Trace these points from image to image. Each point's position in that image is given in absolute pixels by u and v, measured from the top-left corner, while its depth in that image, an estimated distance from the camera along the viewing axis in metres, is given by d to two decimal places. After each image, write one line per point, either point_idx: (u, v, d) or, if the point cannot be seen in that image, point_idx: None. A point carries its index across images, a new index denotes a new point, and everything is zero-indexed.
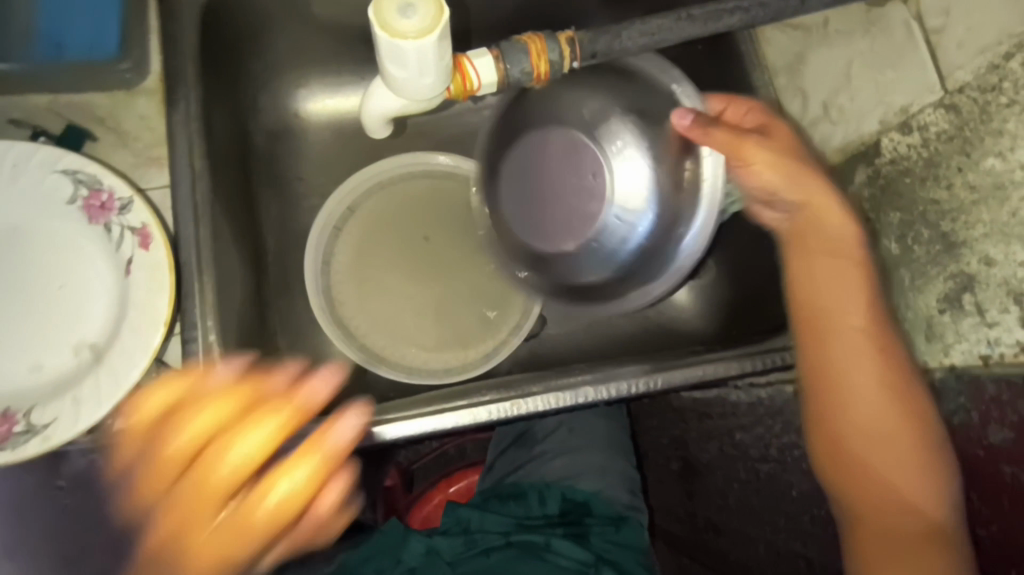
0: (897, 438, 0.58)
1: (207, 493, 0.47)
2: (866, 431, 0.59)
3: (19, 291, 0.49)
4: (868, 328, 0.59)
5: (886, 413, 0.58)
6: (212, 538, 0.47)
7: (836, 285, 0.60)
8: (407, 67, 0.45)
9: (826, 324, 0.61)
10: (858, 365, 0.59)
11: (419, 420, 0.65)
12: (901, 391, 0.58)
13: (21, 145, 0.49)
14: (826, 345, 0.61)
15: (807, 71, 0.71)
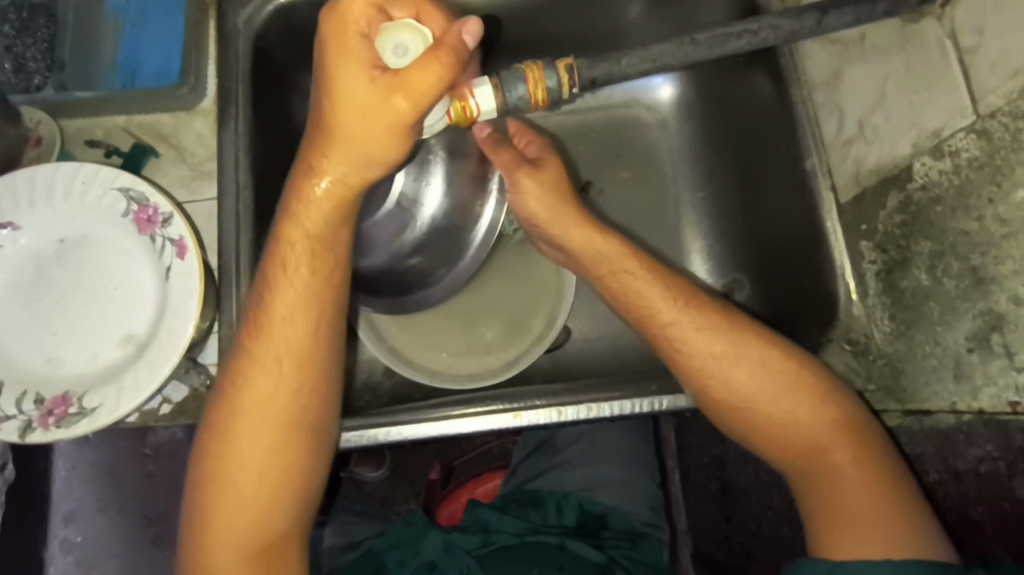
0: (801, 411, 0.63)
1: (254, 451, 0.58)
2: (777, 419, 0.63)
3: (81, 292, 0.56)
4: (745, 331, 0.66)
5: (783, 399, 0.64)
6: (252, 483, 0.58)
7: (708, 314, 0.67)
8: (406, 100, 0.47)
9: (717, 341, 0.65)
10: (745, 370, 0.64)
11: (426, 423, 0.69)
12: (788, 376, 0.64)
13: (88, 165, 0.56)
14: (721, 360, 0.65)
15: (843, 88, 0.68)
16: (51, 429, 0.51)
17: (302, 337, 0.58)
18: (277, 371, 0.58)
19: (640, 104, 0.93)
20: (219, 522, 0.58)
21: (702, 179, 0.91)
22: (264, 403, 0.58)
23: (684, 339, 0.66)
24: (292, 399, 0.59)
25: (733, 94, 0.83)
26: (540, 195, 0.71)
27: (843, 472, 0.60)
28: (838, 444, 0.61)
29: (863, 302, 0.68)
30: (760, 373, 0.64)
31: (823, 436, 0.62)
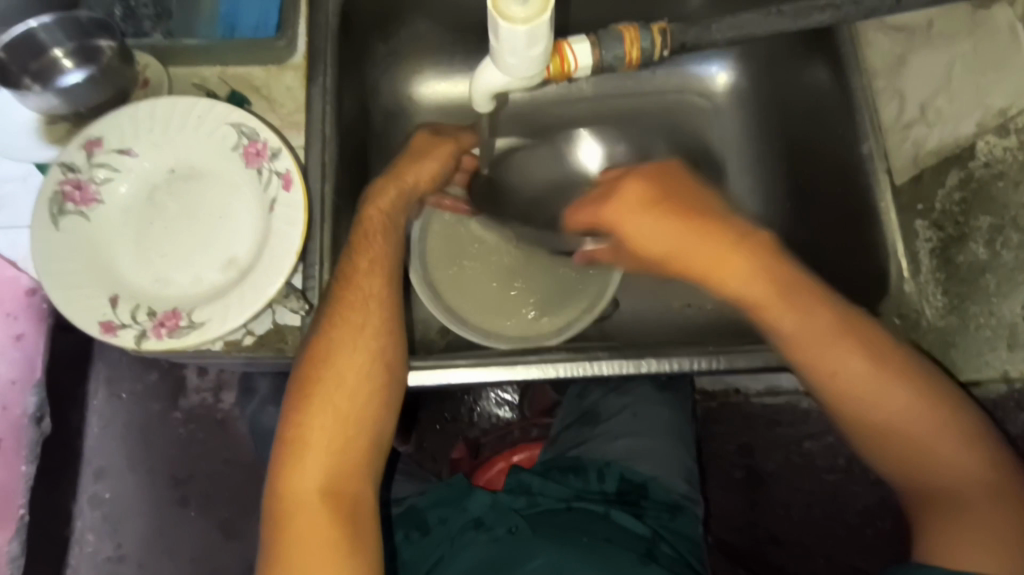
0: (902, 402, 0.61)
1: (350, 374, 0.64)
2: (900, 426, 0.62)
3: (189, 218, 0.60)
4: (868, 333, 0.63)
5: (904, 405, 0.61)
6: (345, 404, 0.63)
7: (833, 320, 0.63)
8: (514, 49, 0.50)
9: (839, 342, 0.62)
10: (870, 373, 0.62)
11: (498, 369, 0.74)
12: (908, 384, 0.62)
13: (205, 100, 0.60)
14: (845, 361, 0.62)
15: (906, 74, 0.72)
16: (164, 338, 0.56)
17: (382, 281, 0.68)
18: (369, 304, 0.66)
19: (694, 90, 0.97)
20: (311, 433, 0.62)
21: (752, 165, 0.94)
22: (357, 338, 0.65)
23: (803, 347, 0.63)
24: (378, 335, 0.66)
25: (790, 82, 0.86)
26: (632, 211, 0.64)
27: (955, 475, 0.60)
28: (951, 449, 0.61)
29: (914, 278, 0.70)
30: (874, 383, 0.62)
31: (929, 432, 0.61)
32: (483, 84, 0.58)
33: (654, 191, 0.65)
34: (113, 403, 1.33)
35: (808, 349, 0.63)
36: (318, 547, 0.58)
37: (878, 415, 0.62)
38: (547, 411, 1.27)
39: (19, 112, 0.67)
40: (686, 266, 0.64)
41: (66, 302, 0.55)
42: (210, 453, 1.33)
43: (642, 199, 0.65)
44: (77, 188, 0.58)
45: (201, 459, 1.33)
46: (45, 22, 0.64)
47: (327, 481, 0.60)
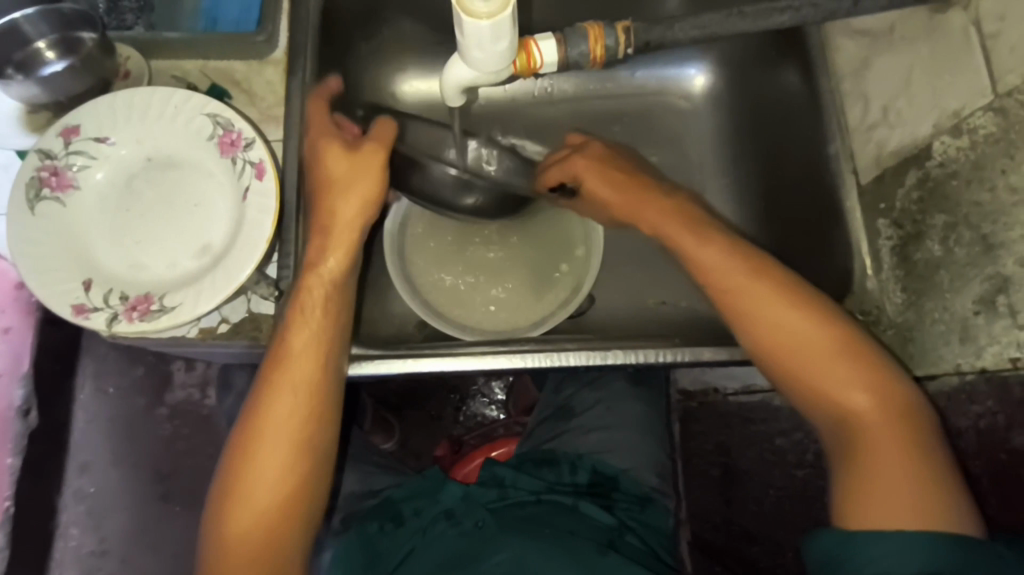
0: (843, 373, 0.60)
1: (292, 384, 0.63)
2: (820, 384, 0.61)
3: (165, 206, 0.62)
4: (798, 290, 0.64)
5: (830, 359, 0.61)
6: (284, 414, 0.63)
7: (757, 278, 0.65)
8: (478, 42, 0.51)
9: (764, 293, 0.64)
10: (799, 325, 0.62)
11: (466, 360, 0.75)
12: (836, 340, 0.62)
13: (182, 91, 0.61)
14: (772, 311, 0.63)
15: (871, 77, 0.74)
16: (135, 321, 0.57)
17: (332, 285, 0.66)
18: (316, 312, 0.65)
19: (672, 92, 0.99)
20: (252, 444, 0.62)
21: (728, 164, 0.96)
22: (297, 348, 0.64)
23: (729, 297, 0.66)
24: (320, 345, 0.65)
25: (764, 84, 0.88)
26: (593, 176, 0.78)
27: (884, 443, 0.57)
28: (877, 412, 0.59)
29: (877, 276, 0.73)
30: (808, 345, 0.62)
31: (868, 409, 0.59)
32: (453, 78, 0.59)
33: (603, 164, 0.79)
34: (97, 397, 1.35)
35: (749, 292, 0.65)
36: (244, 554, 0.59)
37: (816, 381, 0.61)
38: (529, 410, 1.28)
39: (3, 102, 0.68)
40: (636, 212, 0.75)
41: (39, 285, 0.56)
42: (194, 448, 1.35)
43: (592, 171, 0.78)
44: (54, 175, 0.59)
45: (184, 453, 1.34)
46: (28, 14, 0.66)
47: (262, 513, 0.61)
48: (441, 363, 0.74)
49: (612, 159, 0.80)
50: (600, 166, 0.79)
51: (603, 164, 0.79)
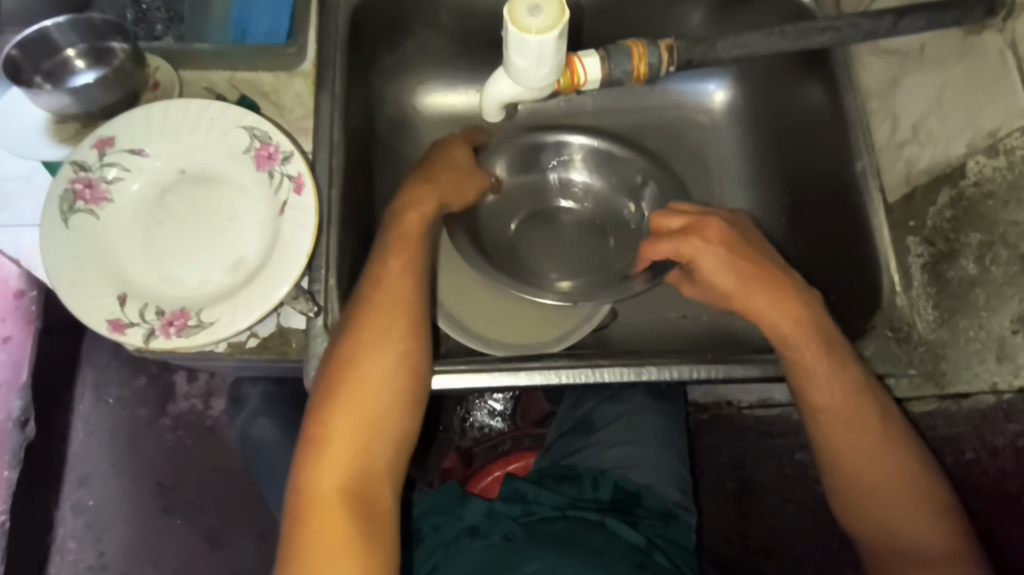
0: (895, 478, 0.66)
1: (366, 379, 0.63)
2: (877, 488, 0.67)
3: (199, 219, 0.61)
4: (877, 403, 0.68)
5: (893, 469, 0.67)
6: (364, 406, 0.63)
7: (842, 379, 0.67)
8: (526, 56, 0.51)
9: (857, 412, 0.67)
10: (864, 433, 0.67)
11: (500, 374, 0.74)
12: (902, 451, 0.67)
13: (219, 103, 0.61)
14: (852, 427, 0.67)
15: (900, 96, 0.75)
16: (173, 337, 0.56)
17: (407, 287, 0.67)
18: (396, 309, 0.66)
19: (693, 107, 0.99)
20: (329, 439, 0.62)
21: (749, 180, 0.96)
22: (382, 338, 0.65)
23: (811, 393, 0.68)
24: (399, 345, 0.65)
25: (787, 99, 0.89)
26: (714, 258, 0.71)
27: (925, 543, 0.65)
28: (920, 516, 0.66)
29: (907, 292, 0.74)
30: (876, 451, 0.67)
31: (910, 511, 0.66)
32: (495, 94, 0.59)
33: (728, 235, 0.73)
34: (100, 407, 1.36)
35: (827, 392, 0.67)
36: (332, 538, 0.59)
37: (869, 486, 0.67)
38: (540, 421, 1.27)
39: (30, 111, 0.67)
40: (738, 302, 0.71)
41: (73, 300, 0.55)
42: (197, 461, 1.35)
43: (720, 261, 0.71)
44: (87, 187, 0.58)
45: (188, 466, 1.34)
46: (59, 23, 0.65)
47: (332, 504, 0.60)
48: (474, 378, 0.74)
49: (737, 243, 0.72)
50: (730, 259, 0.71)
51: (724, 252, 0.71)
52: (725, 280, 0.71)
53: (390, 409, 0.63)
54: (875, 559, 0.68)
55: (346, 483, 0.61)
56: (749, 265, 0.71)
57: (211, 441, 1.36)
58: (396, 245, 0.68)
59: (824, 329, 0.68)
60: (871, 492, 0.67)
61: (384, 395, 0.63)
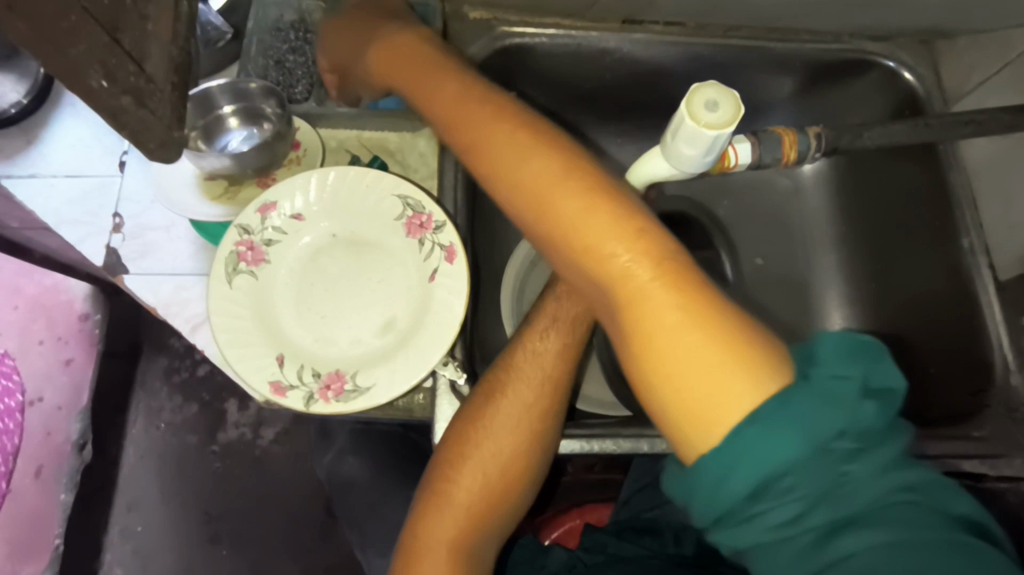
0: (617, 267, 0.51)
1: (498, 448, 0.61)
2: (618, 276, 0.51)
3: (351, 283, 0.63)
4: (591, 191, 0.54)
5: (588, 246, 0.52)
6: (486, 471, 0.61)
7: (576, 187, 0.54)
8: (694, 147, 0.53)
9: (588, 251, 0.53)
10: (591, 214, 0.53)
11: (623, 437, 0.71)
12: (619, 230, 0.52)
13: (375, 171, 0.63)
14: (584, 257, 0.53)
15: (1010, 178, 0.78)
16: (331, 401, 0.57)
17: (555, 364, 0.63)
18: (538, 382, 0.63)
19: (780, 171, 1.03)
20: (452, 499, 0.61)
21: (834, 243, 0.98)
22: (519, 409, 0.62)
23: (532, 216, 0.56)
24: (536, 419, 0.62)
25: (877, 170, 0.91)
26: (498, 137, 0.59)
27: (712, 386, 0.46)
28: (665, 309, 0.49)
29: (1022, 372, 0.74)
30: (590, 238, 0.53)
31: (651, 311, 0.49)
32: (643, 171, 0.61)
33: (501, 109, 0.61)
34: (151, 432, 1.37)
35: (589, 203, 0.53)
36: None
37: (628, 302, 0.50)
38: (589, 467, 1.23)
39: (182, 169, 0.69)
40: (526, 194, 0.57)
41: (240, 361, 0.56)
42: (245, 492, 1.35)
43: (552, 171, 0.55)
44: (250, 249, 0.60)
45: (237, 496, 1.34)
46: (223, 86, 0.69)
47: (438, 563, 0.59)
48: (588, 446, 0.70)
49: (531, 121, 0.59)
50: (540, 157, 0.56)
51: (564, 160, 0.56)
52: (564, 196, 0.54)
53: (515, 481, 0.62)
54: (667, 418, 0.49)
55: (454, 537, 0.60)
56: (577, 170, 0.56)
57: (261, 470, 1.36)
58: (558, 321, 0.65)
59: (570, 169, 0.56)
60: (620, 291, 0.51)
61: (509, 467, 0.62)
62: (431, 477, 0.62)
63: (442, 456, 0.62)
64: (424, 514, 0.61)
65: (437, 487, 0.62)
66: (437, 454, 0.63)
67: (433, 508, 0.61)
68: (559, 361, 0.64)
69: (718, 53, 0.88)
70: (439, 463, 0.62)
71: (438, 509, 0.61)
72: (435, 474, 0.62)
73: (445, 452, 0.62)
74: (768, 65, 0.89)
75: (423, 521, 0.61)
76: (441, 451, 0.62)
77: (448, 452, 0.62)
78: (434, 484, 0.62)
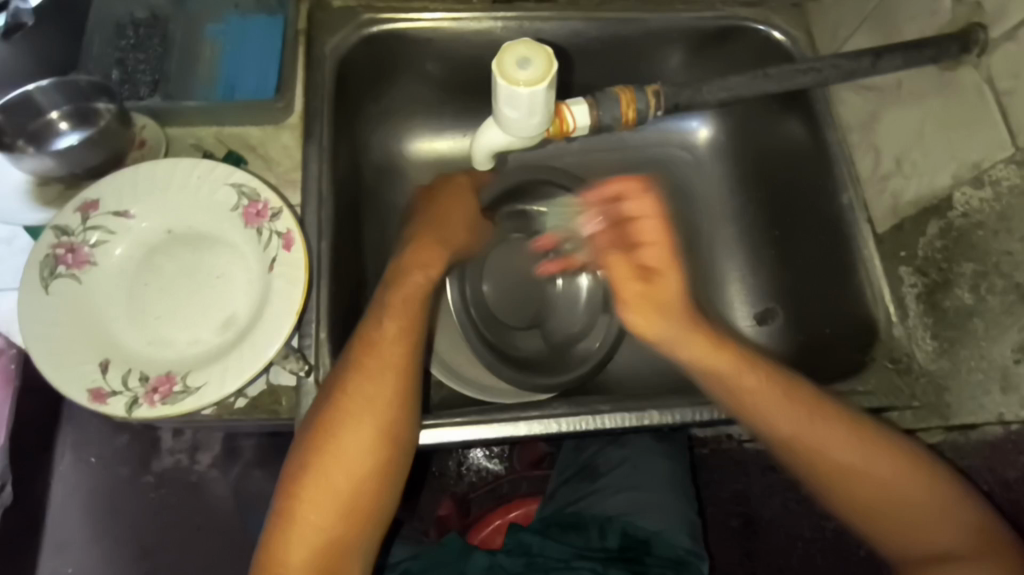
0: (878, 463, 0.62)
1: (350, 447, 0.59)
2: (846, 466, 0.62)
3: (186, 279, 0.60)
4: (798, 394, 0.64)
5: (841, 446, 0.62)
6: (339, 478, 0.59)
7: (769, 390, 0.63)
8: (517, 108, 0.51)
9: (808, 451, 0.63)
10: (834, 437, 0.62)
11: (496, 423, 0.73)
12: (849, 434, 0.63)
13: (205, 161, 0.61)
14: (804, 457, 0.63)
15: (880, 129, 0.76)
16: (156, 405, 0.54)
17: (399, 349, 0.62)
18: (387, 374, 0.62)
19: (676, 144, 0.99)
20: (304, 509, 0.58)
21: (734, 213, 0.95)
22: (368, 404, 0.60)
23: (798, 427, 0.63)
24: (385, 413, 0.61)
25: (766, 135, 0.89)
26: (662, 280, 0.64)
27: (937, 530, 0.61)
28: (890, 478, 0.62)
29: (903, 323, 0.73)
30: (834, 447, 0.62)
31: (891, 482, 0.62)
32: (486, 142, 0.59)
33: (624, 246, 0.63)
34: None
35: (764, 393, 0.63)
36: None
37: (851, 483, 0.62)
38: (538, 463, 1.20)
39: (13, 175, 0.66)
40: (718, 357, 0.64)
41: (54, 370, 0.53)
42: None
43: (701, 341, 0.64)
44: (70, 252, 0.58)
45: None
46: (43, 86, 0.65)
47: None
48: (465, 431, 0.72)
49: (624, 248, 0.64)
50: (747, 364, 0.64)
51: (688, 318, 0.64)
52: (741, 382, 0.64)
53: (373, 481, 0.60)
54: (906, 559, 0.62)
55: (310, 560, 0.56)
56: (710, 330, 0.65)
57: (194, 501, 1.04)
58: (390, 309, 0.64)
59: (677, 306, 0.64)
60: (844, 476, 0.63)
61: (365, 466, 0.59)
62: (283, 488, 0.59)
63: (292, 465, 0.60)
64: (277, 527, 0.58)
65: (287, 499, 0.58)
66: (289, 463, 0.60)
67: (285, 520, 0.58)
68: (403, 350, 0.63)
69: (597, 29, 0.85)
70: (289, 472, 0.59)
71: (291, 521, 0.57)
72: (287, 484, 0.59)
73: (294, 460, 0.60)
74: (649, 39, 0.87)
75: (277, 537, 0.57)
76: (292, 459, 0.60)
77: (297, 459, 0.59)
78: (285, 496, 0.59)
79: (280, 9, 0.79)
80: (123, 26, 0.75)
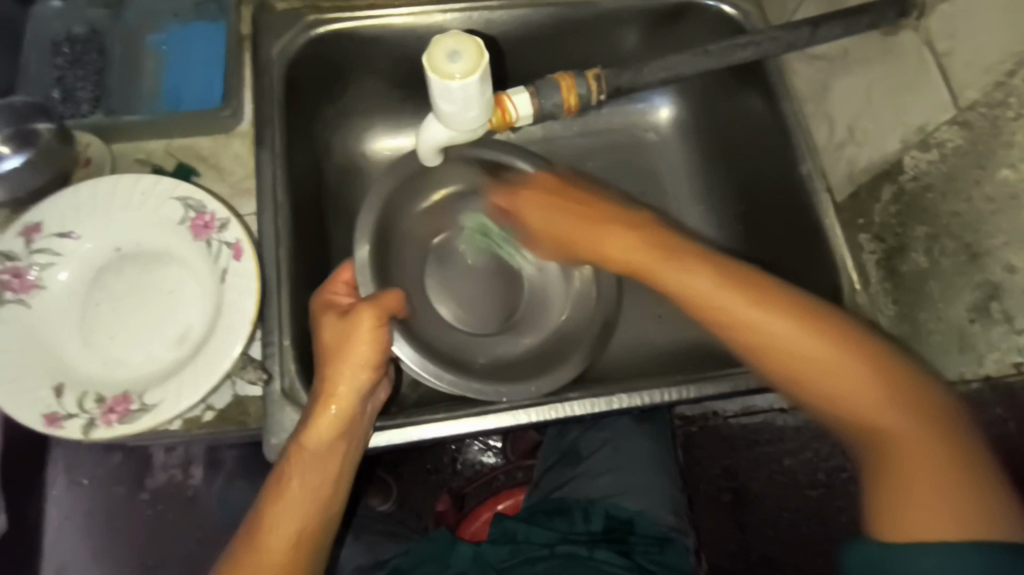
0: (844, 369, 0.54)
1: (297, 497, 0.60)
2: (809, 364, 0.55)
3: (138, 295, 0.60)
4: (765, 294, 0.59)
5: (806, 344, 0.56)
6: (290, 538, 0.59)
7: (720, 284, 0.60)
8: (453, 102, 0.51)
9: (796, 362, 0.56)
10: (785, 330, 0.56)
11: (463, 421, 0.72)
12: (819, 333, 0.56)
13: (151, 176, 0.61)
14: (814, 385, 0.55)
15: (831, 98, 0.76)
16: (114, 425, 0.54)
17: (355, 401, 0.63)
18: (340, 427, 0.62)
19: (639, 125, 0.98)
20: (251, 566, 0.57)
21: (701, 191, 0.95)
22: (320, 456, 0.61)
23: (745, 327, 0.58)
24: (336, 462, 0.62)
25: (726, 110, 0.89)
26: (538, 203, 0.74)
27: (916, 458, 0.50)
28: (859, 382, 0.54)
29: (865, 290, 0.73)
30: (802, 351, 0.56)
31: (862, 391, 0.54)
32: (430, 137, 0.59)
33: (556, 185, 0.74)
34: None
35: (712, 289, 0.60)
36: None
37: (826, 390, 0.55)
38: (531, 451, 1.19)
39: None
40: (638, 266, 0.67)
41: (6, 396, 0.54)
42: None
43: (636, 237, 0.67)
44: (16, 277, 0.58)
45: None
46: None
47: None
48: (436, 430, 0.72)
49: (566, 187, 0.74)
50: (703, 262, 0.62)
51: (545, 193, 0.74)
52: (687, 283, 0.62)
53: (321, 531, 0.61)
54: (874, 492, 0.51)
55: None
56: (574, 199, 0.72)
57: (191, 515, 0.99)
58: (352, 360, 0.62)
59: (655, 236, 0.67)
60: (812, 377, 0.55)
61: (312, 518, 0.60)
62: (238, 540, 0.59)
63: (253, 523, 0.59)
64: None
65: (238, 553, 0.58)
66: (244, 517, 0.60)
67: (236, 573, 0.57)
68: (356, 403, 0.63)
69: (548, 15, 0.84)
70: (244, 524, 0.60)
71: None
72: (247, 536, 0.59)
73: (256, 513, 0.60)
74: (601, 22, 0.86)
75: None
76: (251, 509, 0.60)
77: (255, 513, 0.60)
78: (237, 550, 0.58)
79: (223, 16, 0.78)
80: (58, 43, 0.74)
